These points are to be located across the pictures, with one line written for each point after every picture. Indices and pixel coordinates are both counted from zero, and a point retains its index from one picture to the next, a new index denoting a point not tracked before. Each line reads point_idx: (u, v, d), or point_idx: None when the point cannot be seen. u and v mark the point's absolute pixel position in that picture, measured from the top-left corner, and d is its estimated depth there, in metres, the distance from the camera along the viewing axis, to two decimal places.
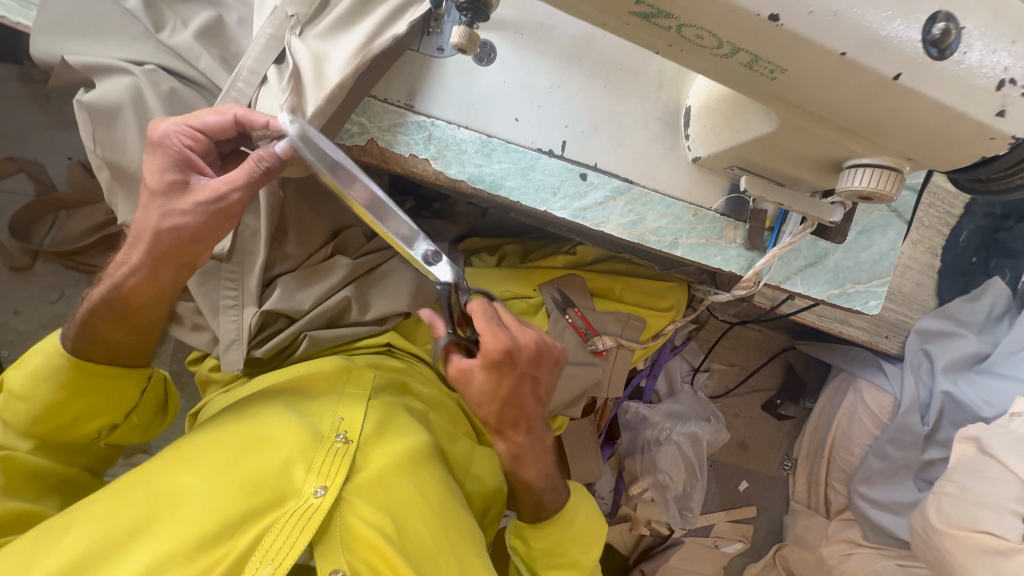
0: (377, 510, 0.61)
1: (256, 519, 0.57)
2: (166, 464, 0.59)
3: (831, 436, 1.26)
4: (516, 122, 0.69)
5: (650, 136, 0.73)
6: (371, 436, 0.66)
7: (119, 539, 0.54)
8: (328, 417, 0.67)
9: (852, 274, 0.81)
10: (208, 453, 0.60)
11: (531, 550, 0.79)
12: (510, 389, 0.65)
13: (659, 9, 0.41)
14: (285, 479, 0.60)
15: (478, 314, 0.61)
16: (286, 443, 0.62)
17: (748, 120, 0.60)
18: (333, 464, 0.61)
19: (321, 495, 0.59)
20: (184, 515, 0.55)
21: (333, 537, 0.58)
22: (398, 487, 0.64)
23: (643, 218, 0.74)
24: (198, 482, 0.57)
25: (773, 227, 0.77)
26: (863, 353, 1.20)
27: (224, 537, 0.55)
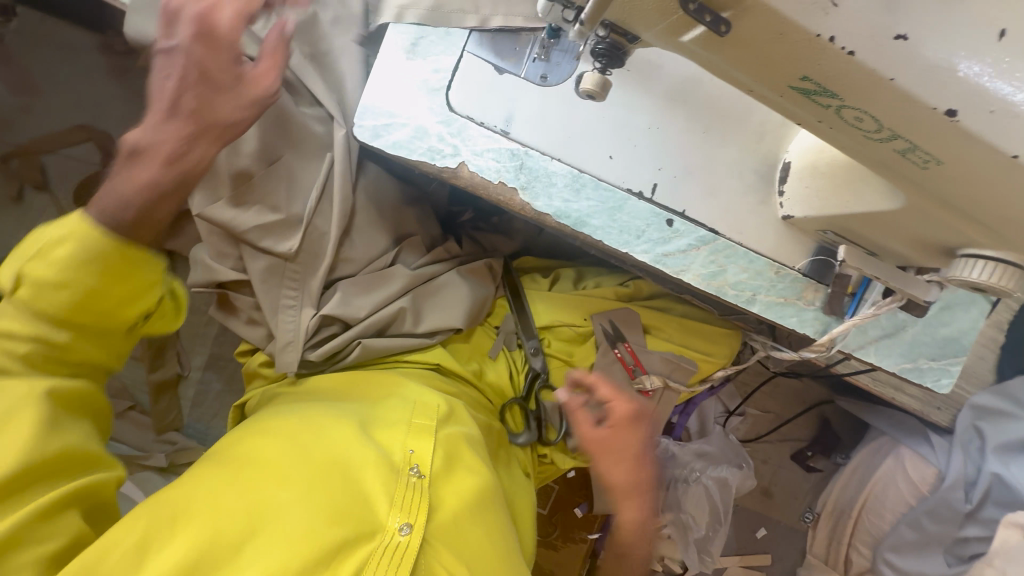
0: (454, 553, 0.60)
1: (342, 551, 0.56)
2: (248, 483, 0.58)
3: (862, 498, 1.23)
4: (610, 159, 0.67)
5: (743, 188, 0.70)
6: (440, 472, 0.65)
7: (211, 562, 0.53)
8: (398, 446, 0.65)
9: (928, 350, 0.78)
10: (294, 473, 0.59)
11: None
12: (604, 434, 0.88)
13: (825, 88, 0.39)
14: (366, 512, 0.59)
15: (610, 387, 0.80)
16: (366, 473, 0.61)
17: (863, 192, 0.58)
18: (413, 500, 0.60)
19: (406, 533, 0.58)
20: (278, 540, 0.54)
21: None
22: (470, 527, 0.63)
23: (724, 271, 0.71)
24: (290, 505, 0.57)
25: (854, 293, 0.74)
26: (910, 421, 1.16)
27: (318, 567, 0.55)
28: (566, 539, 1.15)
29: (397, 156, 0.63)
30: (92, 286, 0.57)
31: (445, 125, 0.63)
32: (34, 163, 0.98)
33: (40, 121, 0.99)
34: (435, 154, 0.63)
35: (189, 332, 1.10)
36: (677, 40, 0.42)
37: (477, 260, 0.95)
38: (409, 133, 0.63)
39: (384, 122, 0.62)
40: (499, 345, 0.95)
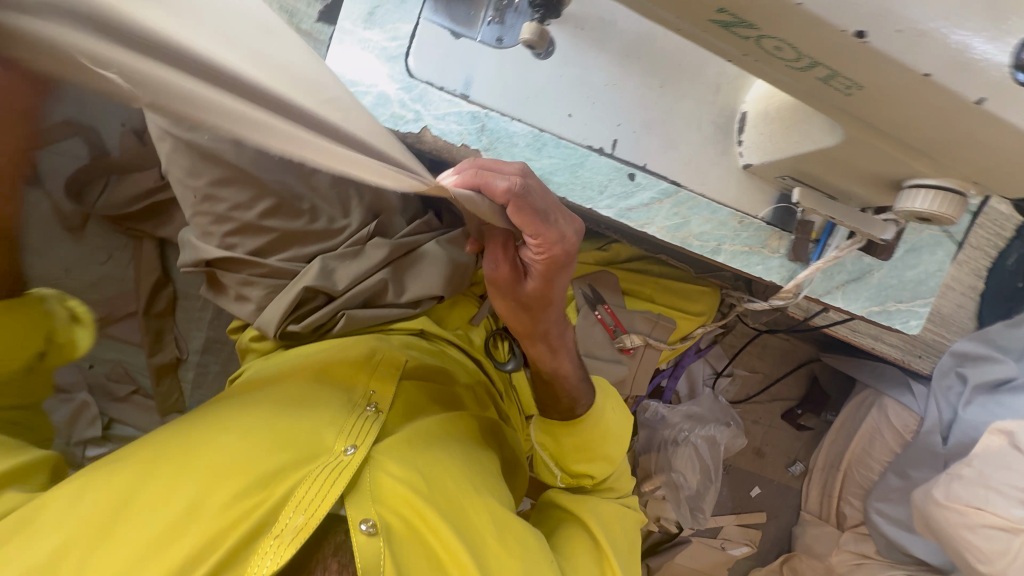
0: (409, 469, 0.59)
1: (285, 476, 0.55)
2: (196, 427, 0.58)
3: (849, 451, 1.27)
4: (569, 117, 0.69)
5: (703, 140, 0.72)
6: (397, 412, 0.66)
7: (146, 491, 0.51)
8: (359, 387, 0.66)
9: (895, 292, 0.80)
10: (242, 415, 0.59)
11: (561, 446, 0.77)
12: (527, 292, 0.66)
13: (741, 19, 0.41)
14: (316, 439, 0.59)
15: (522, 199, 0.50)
16: (319, 408, 0.61)
17: (808, 129, 0.59)
18: (363, 428, 0.60)
19: (352, 453, 0.58)
20: (216, 467, 0.54)
21: (363, 489, 0.56)
22: (426, 451, 0.63)
23: (688, 222, 0.73)
24: (232, 438, 0.56)
25: (818, 240, 0.76)
26: (892, 371, 1.20)
27: (258, 487, 0.53)
28: None
29: None
30: None
31: (406, 91, 0.65)
32: None
33: None
34: (398, 121, 0.66)
35: (184, 318, 1.13)
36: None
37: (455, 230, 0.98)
38: (371, 100, 0.65)
39: (346, 92, 0.65)
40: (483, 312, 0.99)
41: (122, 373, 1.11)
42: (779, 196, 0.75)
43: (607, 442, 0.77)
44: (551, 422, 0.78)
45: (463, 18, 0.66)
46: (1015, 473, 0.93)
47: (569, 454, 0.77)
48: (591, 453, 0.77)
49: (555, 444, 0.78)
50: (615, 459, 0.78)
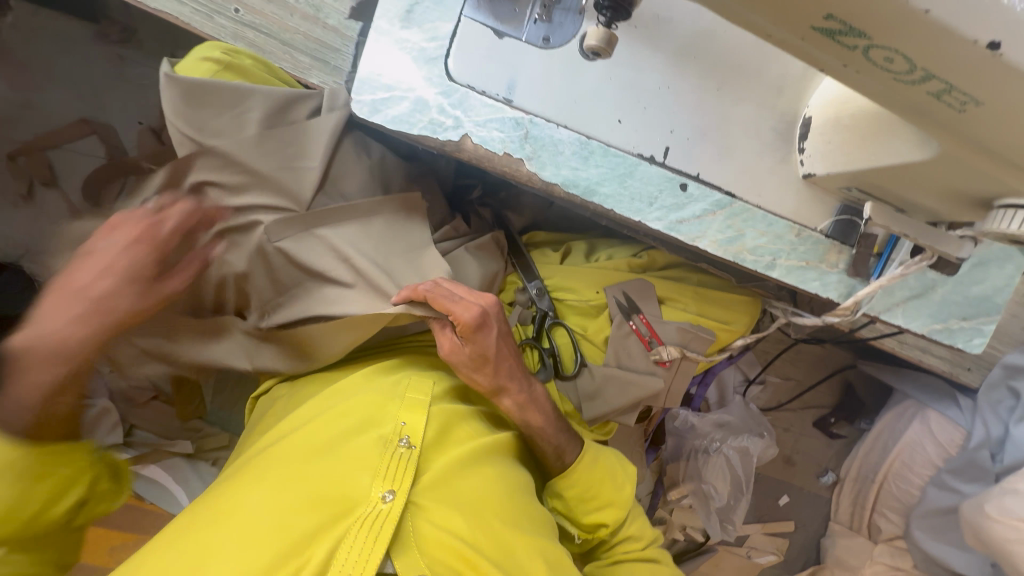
0: (449, 511, 0.57)
1: (327, 532, 0.53)
2: (224, 487, 0.55)
3: (887, 464, 1.21)
4: (619, 123, 0.64)
5: (761, 147, 0.67)
6: (433, 442, 0.61)
7: (191, 564, 0.50)
8: (388, 419, 0.60)
9: (958, 309, 0.75)
10: (268, 468, 0.56)
11: (567, 501, 0.72)
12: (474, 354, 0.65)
13: (851, 27, 0.36)
14: (349, 488, 0.55)
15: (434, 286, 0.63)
16: (348, 451, 0.57)
17: (891, 141, 0.54)
18: (399, 469, 0.56)
19: (389, 501, 0.54)
20: (252, 534, 0.51)
21: (407, 546, 0.54)
22: (465, 486, 0.60)
23: (741, 235, 0.68)
24: (262, 498, 0.53)
25: (880, 254, 0.71)
26: (938, 383, 1.15)
27: (297, 551, 0.51)
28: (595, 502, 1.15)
29: (397, 131, 0.60)
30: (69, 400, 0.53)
31: (445, 96, 0.61)
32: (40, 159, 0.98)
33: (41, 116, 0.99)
34: (436, 127, 0.61)
35: None
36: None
37: (487, 235, 0.94)
38: (408, 106, 0.60)
39: (382, 96, 0.60)
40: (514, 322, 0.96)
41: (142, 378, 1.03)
42: (841, 205, 0.70)
43: (610, 484, 0.72)
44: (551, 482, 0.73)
45: (506, 15, 0.61)
46: None
47: (573, 510, 0.73)
48: (601, 498, 0.72)
49: (563, 500, 0.72)
50: (625, 502, 0.73)
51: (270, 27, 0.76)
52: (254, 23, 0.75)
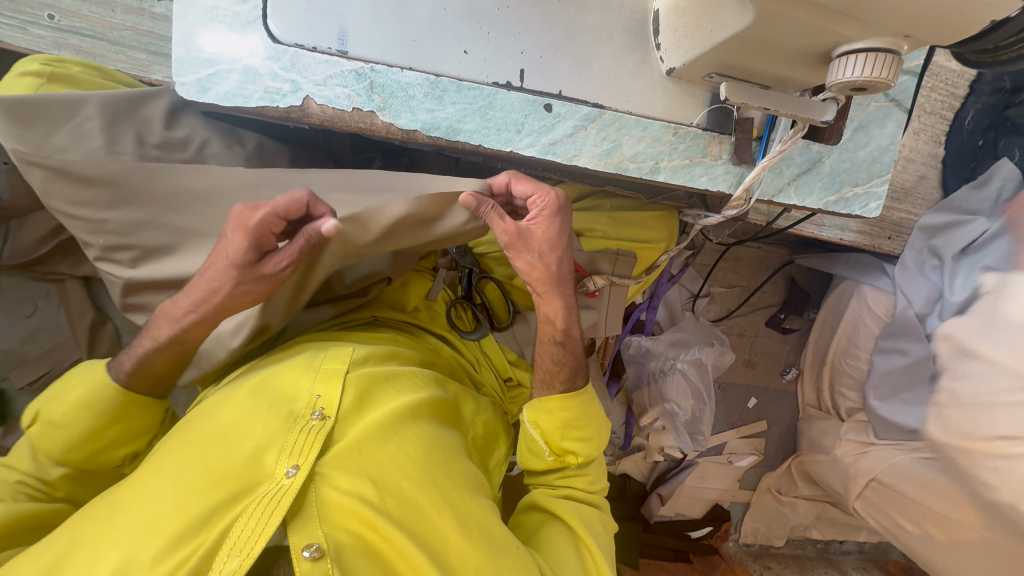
0: (356, 477, 0.53)
1: (222, 514, 0.49)
2: (130, 480, 0.52)
3: (835, 344, 1.25)
4: (466, 55, 0.62)
5: (617, 52, 0.66)
6: (349, 411, 0.60)
7: (76, 558, 0.46)
8: (304, 393, 0.60)
9: (850, 176, 0.76)
10: (173, 455, 0.53)
11: (553, 425, 0.71)
12: (546, 236, 0.65)
13: None
14: (255, 466, 0.52)
15: (518, 178, 0.64)
16: (256, 428, 0.55)
17: (721, 14, 0.53)
18: (307, 441, 0.54)
19: (293, 475, 0.51)
20: (145, 520, 0.47)
21: (309, 514, 0.50)
22: (379, 450, 0.57)
23: (618, 145, 0.68)
24: (162, 484, 0.50)
25: (761, 136, 0.72)
26: (865, 259, 1.17)
27: (187, 536, 0.47)
28: None
29: (234, 107, 0.58)
30: (91, 428, 0.64)
31: (275, 60, 0.58)
32: None
33: None
34: (275, 95, 0.58)
35: None
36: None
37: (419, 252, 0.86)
38: (238, 77, 0.57)
39: (207, 73, 0.57)
40: (438, 285, 0.95)
41: None
42: (712, 96, 0.69)
43: (592, 424, 0.73)
44: (546, 399, 0.71)
45: None
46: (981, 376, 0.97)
47: (555, 431, 0.71)
48: (584, 430, 0.72)
49: (548, 420, 0.71)
50: (601, 444, 0.73)
51: (95, 28, 0.71)
52: (74, 27, 0.70)
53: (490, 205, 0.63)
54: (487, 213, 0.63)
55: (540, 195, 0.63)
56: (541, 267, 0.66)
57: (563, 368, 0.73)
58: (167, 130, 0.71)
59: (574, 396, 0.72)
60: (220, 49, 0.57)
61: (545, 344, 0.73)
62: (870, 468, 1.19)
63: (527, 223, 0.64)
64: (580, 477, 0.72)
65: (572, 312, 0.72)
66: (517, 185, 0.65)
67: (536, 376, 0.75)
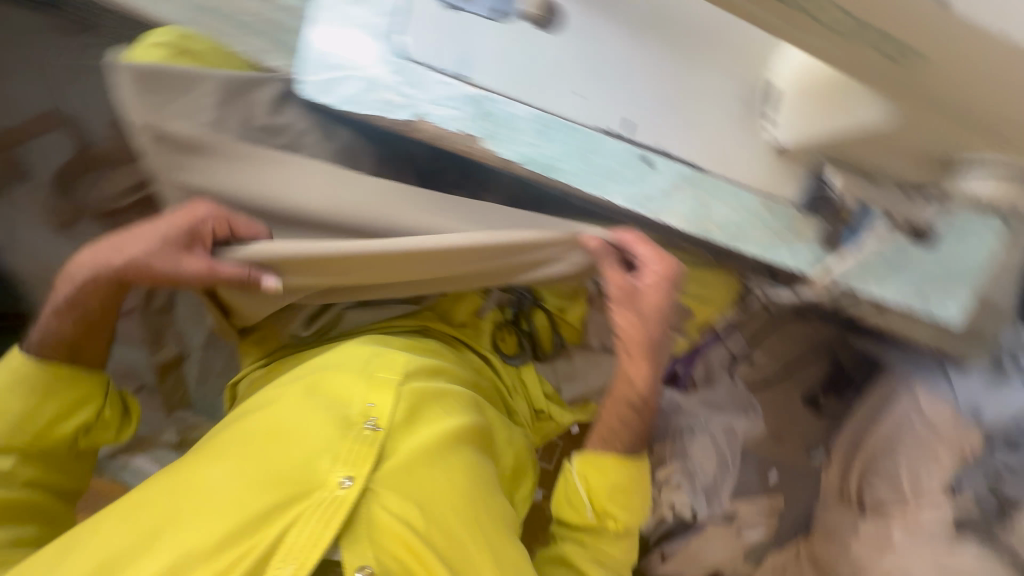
0: (404, 501, 0.55)
1: (279, 515, 0.51)
2: (192, 461, 0.55)
3: (872, 436, 1.22)
4: (578, 97, 0.63)
5: (727, 118, 0.65)
6: (400, 425, 0.59)
7: (146, 532, 0.50)
8: (356, 399, 0.60)
9: (939, 281, 0.70)
10: (234, 444, 0.55)
11: (601, 485, 0.70)
12: (651, 300, 0.65)
13: None
14: (310, 470, 0.53)
15: (638, 240, 0.64)
16: (312, 432, 0.56)
17: (849, 104, 0.54)
18: (361, 454, 0.55)
19: (348, 487, 0.53)
20: (208, 511, 0.50)
21: (357, 530, 0.52)
22: (426, 474, 0.58)
23: (709, 209, 0.67)
24: (224, 475, 0.52)
25: (852, 224, 0.70)
26: (923, 357, 1.13)
27: (248, 532, 0.50)
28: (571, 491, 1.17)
29: (351, 112, 0.60)
30: (5, 414, 0.63)
31: (398, 75, 0.60)
32: None
33: None
34: (391, 107, 0.60)
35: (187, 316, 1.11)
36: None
37: None
38: (361, 86, 0.60)
39: (336, 76, 0.59)
40: (489, 306, 0.94)
41: (125, 372, 1.08)
42: (812, 176, 0.69)
43: (638, 492, 0.71)
44: (597, 458, 0.71)
45: None
46: None
47: (603, 492, 0.69)
48: (628, 498, 0.70)
49: (597, 481, 0.70)
50: (640, 514, 0.71)
51: (227, 10, 0.75)
52: (209, 7, 0.74)
53: (602, 254, 0.64)
54: (596, 262, 0.63)
55: (654, 260, 0.64)
56: (639, 329, 0.66)
57: (628, 432, 0.71)
58: (270, 115, 0.74)
59: (630, 466, 0.70)
60: (351, 55, 0.60)
61: (618, 405, 0.71)
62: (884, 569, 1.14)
63: (636, 283, 0.65)
64: (614, 542, 0.71)
65: (654, 378, 0.70)
66: (634, 240, 0.65)
67: (596, 429, 0.73)
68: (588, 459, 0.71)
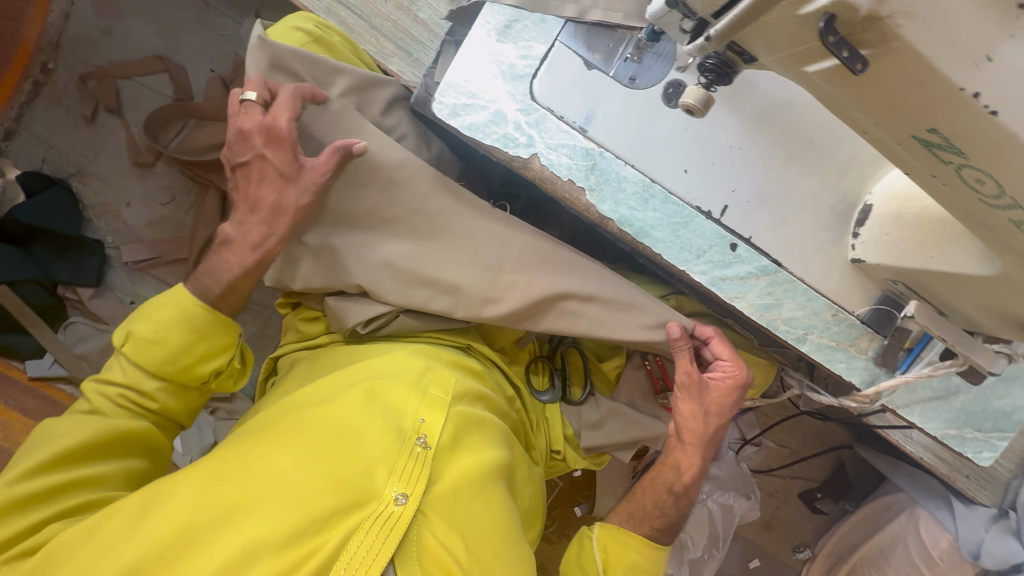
0: (451, 531, 0.58)
1: (339, 519, 0.54)
2: (257, 442, 0.57)
3: (862, 548, 1.21)
4: (684, 173, 0.65)
5: (816, 224, 0.67)
6: (447, 447, 0.62)
7: (212, 512, 0.51)
8: (410, 412, 0.63)
9: (975, 420, 0.75)
10: (300, 436, 0.57)
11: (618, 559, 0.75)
12: (721, 400, 0.75)
13: (953, 144, 0.36)
14: (368, 479, 0.56)
15: (721, 341, 0.75)
16: (372, 440, 0.59)
17: (952, 250, 0.56)
18: (415, 472, 0.58)
19: (402, 504, 0.55)
20: (274, 502, 0.52)
21: (410, 552, 0.55)
22: (469, 504, 0.61)
23: (779, 304, 0.69)
24: (290, 466, 0.55)
25: (910, 349, 0.71)
26: (933, 483, 1.12)
27: (310, 532, 0.52)
28: (561, 534, 1.17)
29: (471, 138, 0.62)
30: (179, 345, 0.65)
31: (524, 114, 0.62)
32: (110, 86, 1.06)
33: (121, 46, 1.07)
34: (509, 142, 0.62)
35: None
36: (796, 13, 0.34)
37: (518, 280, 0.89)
38: (486, 116, 0.62)
39: (464, 102, 0.62)
40: (531, 338, 0.96)
41: None
42: (885, 293, 0.70)
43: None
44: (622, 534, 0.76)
45: (591, 42, 0.62)
46: None
47: (619, 569, 0.75)
48: None
49: (618, 551, 0.75)
50: None
51: (363, 9, 0.79)
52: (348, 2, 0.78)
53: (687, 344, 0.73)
54: (680, 349, 0.73)
55: (731, 365, 0.74)
56: (699, 421, 0.75)
57: (661, 515, 0.77)
58: (380, 117, 0.76)
59: (654, 547, 0.76)
60: (482, 86, 0.62)
61: (659, 487, 0.78)
62: None
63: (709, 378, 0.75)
64: None
65: (699, 473, 0.77)
66: (718, 344, 0.76)
67: (628, 506, 0.80)
68: (614, 534, 0.76)
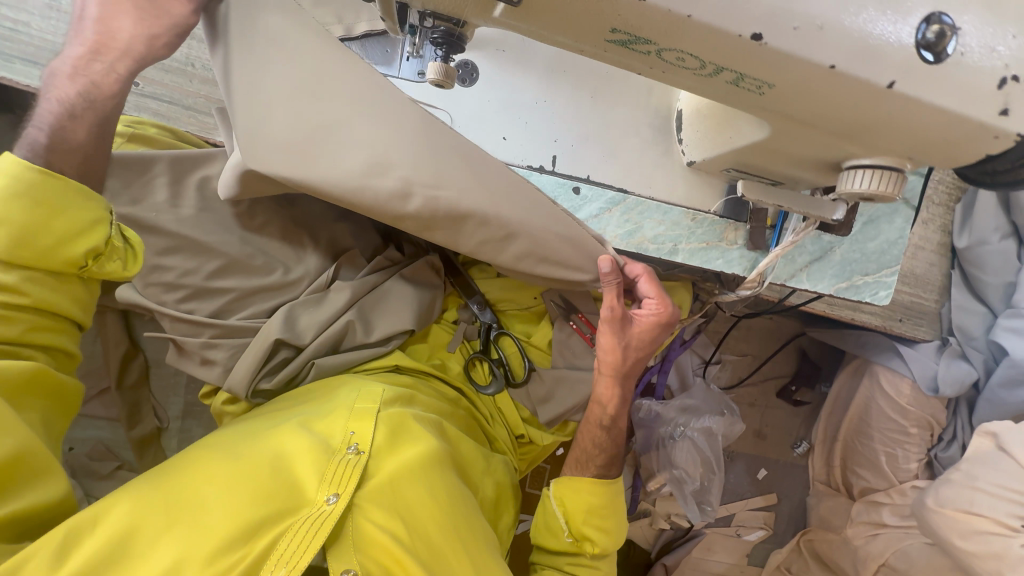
0: (391, 517, 0.60)
1: (269, 527, 0.55)
2: (185, 472, 0.57)
3: (847, 421, 1.26)
4: (504, 140, 0.68)
5: (642, 143, 0.71)
6: (383, 446, 0.64)
7: (133, 542, 0.51)
8: (339, 430, 0.65)
9: (860, 266, 0.79)
10: (223, 465, 0.58)
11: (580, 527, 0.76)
12: (647, 333, 0.72)
13: (636, 36, 0.40)
14: (298, 487, 0.59)
15: (649, 278, 0.70)
16: (300, 455, 0.61)
17: (740, 125, 0.58)
18: (344, 473, 0.60)
19: (333, 503, 0.58)
20: (202, 524, 0.54)
21: (343, 540, 0.58)
22: (408, 491, 0.62)
23: (640, 227, 0.73)
24: (216, 493, 0.56)
25: (774, 225, 0.76)
26: (876, 339, 1.16)
27: (239, 543, 0.53)
28: None
29: None
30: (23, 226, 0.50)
31: None
32: None
33: None
34: None
35: (159, 385, 1.09)
36: None
37: (418, 261, 0.94)
38: None
39: None
40: (458, 339, 0.98)
41: (104, 451, 1.07)
42: (728, 186, 0.74)
43: (614, 516, 0.78)
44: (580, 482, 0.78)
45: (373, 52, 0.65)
46: (1001, 474, 0.97)
47: (580, 513, 0.76)
48: (605, 520, 0.77)
49: (575, 501, 0.77)
50: (617, 539, 0.78)
51: (173, 95, 0.81)
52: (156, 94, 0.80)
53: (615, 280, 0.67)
54: (608, 284, 0.67)
55: (657, 300, 0.70)
56: (618, 352, 0.73)
57: (602, 453, 0.80)
58: None
59: (604, 484, 0.78)
60: None
61: (592, 425, 0.80)
62: (880, 551, 1.20)
63: (636, 315, 0.72)
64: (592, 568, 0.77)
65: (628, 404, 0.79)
66: (645, 283, 0.71)
67: (572, 452, 0.82)
68: (566, 483, 0.78)
